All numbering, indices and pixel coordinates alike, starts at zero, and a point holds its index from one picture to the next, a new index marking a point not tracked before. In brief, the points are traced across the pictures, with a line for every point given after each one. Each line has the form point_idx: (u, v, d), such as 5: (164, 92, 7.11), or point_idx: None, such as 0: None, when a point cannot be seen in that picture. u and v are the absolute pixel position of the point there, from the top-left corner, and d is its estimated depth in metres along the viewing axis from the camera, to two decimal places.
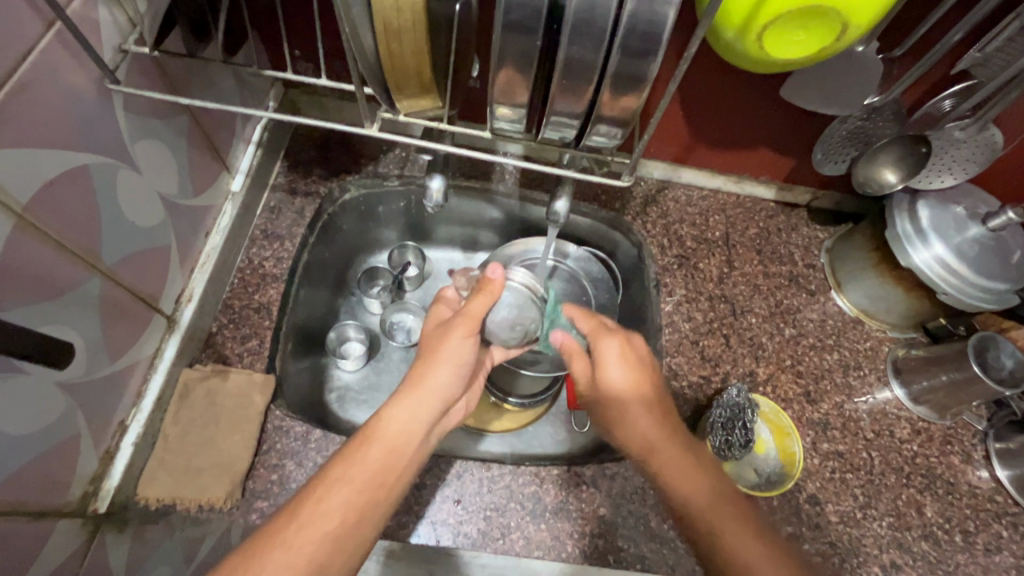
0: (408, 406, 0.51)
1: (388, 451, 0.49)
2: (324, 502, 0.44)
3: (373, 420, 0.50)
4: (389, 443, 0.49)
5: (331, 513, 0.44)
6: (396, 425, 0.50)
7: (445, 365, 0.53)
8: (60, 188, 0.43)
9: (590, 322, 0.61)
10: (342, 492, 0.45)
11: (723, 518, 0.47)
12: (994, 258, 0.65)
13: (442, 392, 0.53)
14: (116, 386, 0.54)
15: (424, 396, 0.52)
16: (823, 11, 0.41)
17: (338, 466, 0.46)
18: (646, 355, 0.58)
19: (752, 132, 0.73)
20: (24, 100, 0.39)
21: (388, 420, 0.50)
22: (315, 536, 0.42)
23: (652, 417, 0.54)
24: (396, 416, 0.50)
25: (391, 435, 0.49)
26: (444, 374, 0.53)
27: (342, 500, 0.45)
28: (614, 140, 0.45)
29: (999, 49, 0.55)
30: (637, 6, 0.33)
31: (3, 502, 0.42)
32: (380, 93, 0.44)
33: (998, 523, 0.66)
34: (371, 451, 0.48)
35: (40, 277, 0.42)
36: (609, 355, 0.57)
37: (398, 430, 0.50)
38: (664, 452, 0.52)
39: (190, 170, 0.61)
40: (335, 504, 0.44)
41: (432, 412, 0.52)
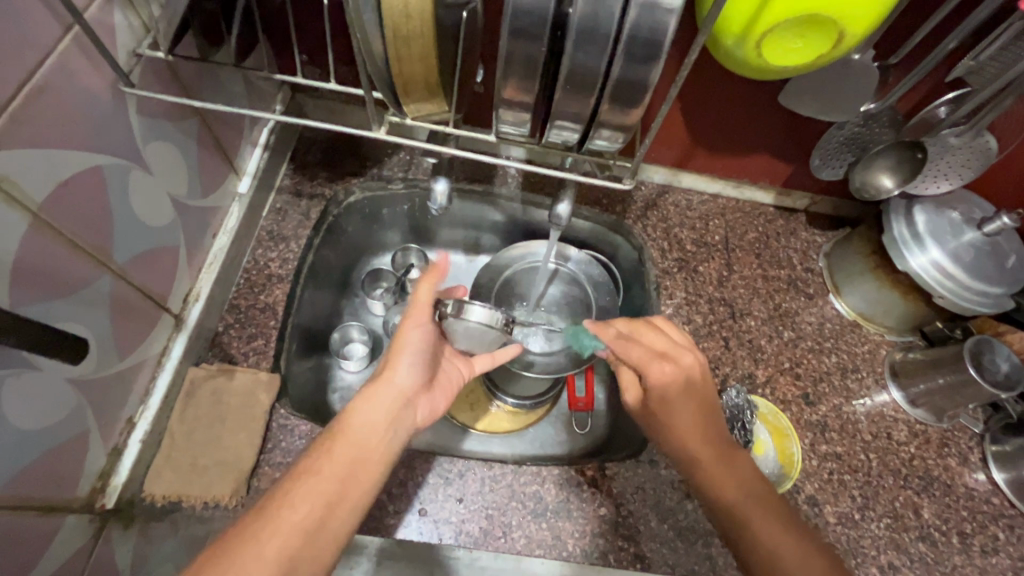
0: (372, 396, 0.51)
1: (357, 447, 0.48)
2: (294, 496, 0.44)
3: (342, 413, 0.50)
4: (359, 439, 0.49)
5: (300, 507, 0.43)
6: (364, 418, 0.50)
7: (405, 355, 0.54)
8: (76, 188, 0.44)
9: (640, 348, 0.56)
10: (310, 484, 0.45)
11: (762, 520, 0.49)
12: (990, 262, 0.66)
13: (403, 386, 0.53)
14: (125, 383, 0.55)
15: (387, 391, 0.52)
16: (820, 19, 0.43)
17: (309, 462, 0.47)
18: (696, 368, 0.56)
19: (751, 138, 0.74)
20: (43, 101, 0.40)
21: (356, 414, 0.50)
22: (282, 529, 0.42)
23: (696, 427, 0.54)
24: (363, 411, 0.50)
25: (360, 428, 0.49)
26: (405, 367, 0.54)
27: (312, 492, 0.45)
28: (616, 144, 0.46)
29: (993, 57, 0.56)
30: (639, 14, 0.34)
31: (15, 495, 0.42)
32: (389, 98, 0.45)
33: (995, 525, 0.66)
34: (341, 446, 0.48)
35: (54, 276, 0.43)
36: (660, 380, 0.54)
37: (365, 425, 0.50)
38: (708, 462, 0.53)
39: (199, 172, 0.62)
40: (303, 497, 0.44)
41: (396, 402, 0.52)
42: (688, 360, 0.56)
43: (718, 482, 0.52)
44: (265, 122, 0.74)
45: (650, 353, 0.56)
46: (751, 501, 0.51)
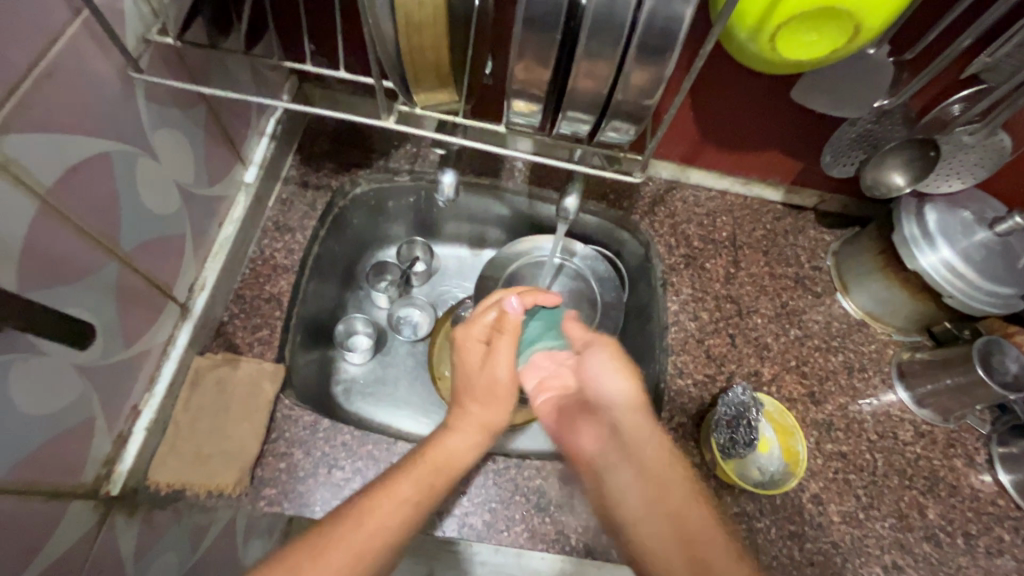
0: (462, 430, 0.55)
1: (443, 471, 0.52)
2: (384, 508, 0.47)
3: (432, 441, 0.54)
4: (449, 465, 0.52)
5: (390, 526, 0.46)
6: (454, 448, 0.54)
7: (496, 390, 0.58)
8: (83, 173, 0.44)
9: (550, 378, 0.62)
10: (400, 502, 0.48)
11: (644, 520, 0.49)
12: (1001, 262, 0.65)
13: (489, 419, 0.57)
14: (130, 370, 0.55)
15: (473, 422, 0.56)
16: (836, 12, 0.42)
17: (399, 479, 0.49)
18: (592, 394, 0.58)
19: (761, 134, 0.74)
20: (51, 85, 0.39)
21: (447, 443, 0.54)
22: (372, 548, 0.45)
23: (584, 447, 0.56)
24: (454, 443, 0.54)
25: (450, 455, 0.53)
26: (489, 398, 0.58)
27: (400, 511, 0.47)
28: (627, 136, 0.46)
29: (1009, 54, 0.55)
30: (655, 4, 0.34)
31: (21, 480, 0.42)
32: (400, 87, 0.45)
33: (1000, 527, 0.66)
34: (435, 470, 0.51)
35: (61, 261, 0.43)
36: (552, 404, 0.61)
37: (451, 455, 0.53)
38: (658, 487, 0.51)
39: (206, 161, 0.61)
40: (394, 516, 0.47)
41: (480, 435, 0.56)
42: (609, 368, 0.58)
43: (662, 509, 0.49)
44: (272, 111, 0.74)
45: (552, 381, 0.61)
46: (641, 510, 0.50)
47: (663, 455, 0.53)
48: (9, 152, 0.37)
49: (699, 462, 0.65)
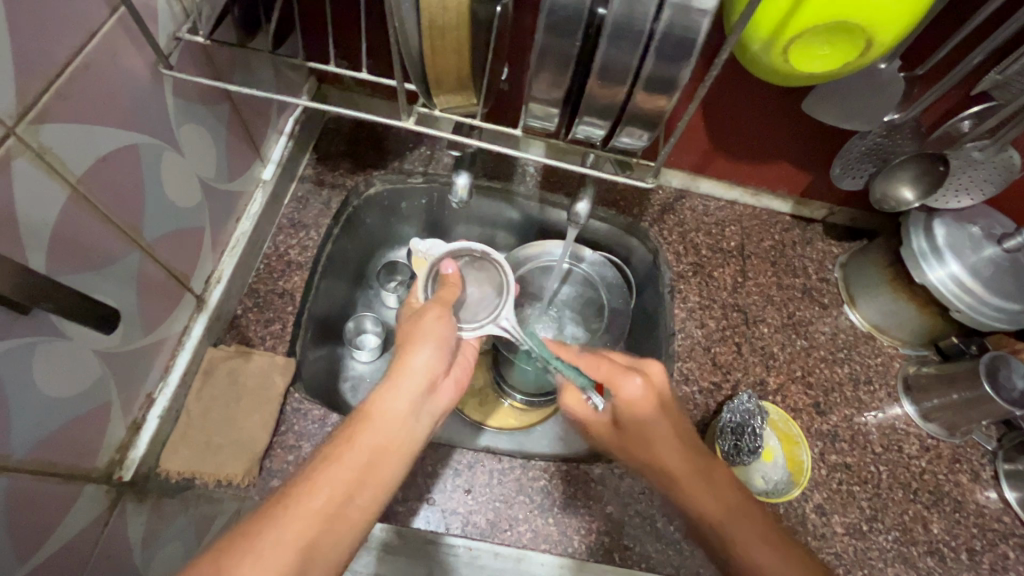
0: (395, 388, 0.49)
1: (378, 435, 0.46)
2: (317, 479, 0.42)
3: (365, 401, 0.48)
4: (380, 425, 0.47)
5: (325, 490, 0.42)
6: (386, 407, 0.48)
7: (424, 349, 0.52)
8: (111, 165, 0.45)
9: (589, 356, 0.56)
10: (331, 470, 0.43)
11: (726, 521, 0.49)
12: (1009, 278, 0.65)
13: (426, 371, 0.51)
14: (145, 359, 0.56)
15: (408, 379, 0.50)
16: (848, 27, 0.43)
17: (331, 447, 0.45)
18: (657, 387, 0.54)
19: (772, 146, 0.75)
20: (87, 78, 0.41)
21: (378, 403, 0.48)
22: (304, 517, 0.40)
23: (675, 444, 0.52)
24: (387, 401, 0.48)
25: (383, 415, 0.47)
26: (421, 355, 0.51)
27: (335, 475, 0.43)
28: (641, 141, 0.47)
29: (1020, 71, 0.56)
30: (673, 14, 0.35)
31: (36, 462, 0.43)
32: (420, 88, 0.46)
33: (1005, 544, 0.66)
34: (361, 432, 0.46)
35: (88, 249, 0.45)
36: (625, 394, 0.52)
37: (386, 414, 0.47)
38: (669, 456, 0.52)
39: (227, 156, 0.63)
40: (324, 484, 0.42)
41: (419, 391, 0.50)
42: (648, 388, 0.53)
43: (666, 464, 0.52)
44: (292, 111, 0.76)
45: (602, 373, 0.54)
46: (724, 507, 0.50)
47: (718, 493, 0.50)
48: (43, 140, 0.38)
49: None
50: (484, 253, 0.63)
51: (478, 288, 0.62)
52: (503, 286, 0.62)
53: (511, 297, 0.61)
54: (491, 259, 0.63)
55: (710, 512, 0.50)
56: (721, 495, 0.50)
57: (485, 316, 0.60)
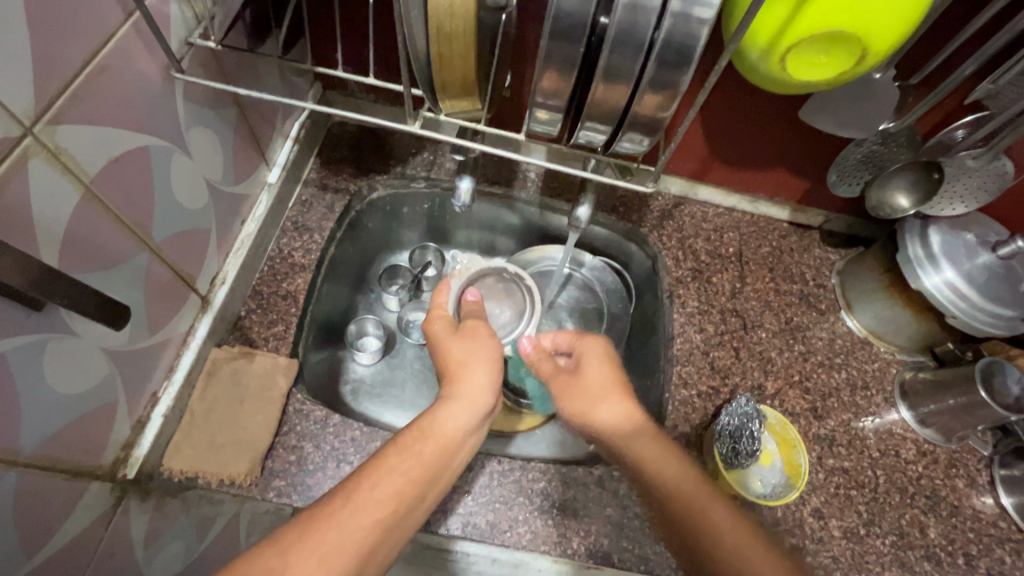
0: (460, 405, 0.52)
1: (441, 446, 0.48)
2: (378, 488, 0.43)
3: (428, 416, 0.51)
4: (447, 438, 0.49)
5: (386, 498, 0.43)
6: (450, 422, 0.51)
7: (476, 368, 0.56)
8: (122, 166, 0.46)
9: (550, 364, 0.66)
10: (394, 479, 0.44)
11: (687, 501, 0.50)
12: (1004, 284, 0.66)
13: (484, 390, 0.54)
14: (151, 358, 0.56)
15: (469, 395, 0.53)
16: (843, 36, 0.44)
17: (394, 454, 0.46)
18: (606, 373, 0.62)
19: (769, 153, 0.76)
20: (101, 80, 0.42)
21: (444, 415, 0.51)
22: (367, 522, 0.41)
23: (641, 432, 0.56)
24: (453, 416, 0.51)
25: (450, 427, 0.50)
26: (478, 375, 0.55)
27: (394, 485, 0.44)
28: (642, 146, 0.48)
29: (1010, 82, 0.57)
30: (674, 23, 0.36)
31: (43, 457, 0.44)
32: (427, 94, 0.47)
33: (1001, 549, 0.66)
34: (429, 442, 0.48)
35: (98, 248, 0.45)
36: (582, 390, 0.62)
37: (452, 428, 0.50)
38: (666, 488, 0.52)
39: (233, 159, 0.64)
40: (387, 490, 0.43)
41: (479, 409, 0.53)
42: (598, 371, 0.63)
43: (665, 504, 0.52)
44: (297, 116, 0.77)
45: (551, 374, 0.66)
46: (691, 487, 0.51)
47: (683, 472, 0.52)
48: (59, 140, 0.39)
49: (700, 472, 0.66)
50: (511, 278, 0.73)
51: (500, 307, 0.71)
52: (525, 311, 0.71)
53: (533, 320, 0.70)
54: (519, 284, 0.72)
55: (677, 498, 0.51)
56: (691, 484, 0.51)
57: (506, 334, 0.70)
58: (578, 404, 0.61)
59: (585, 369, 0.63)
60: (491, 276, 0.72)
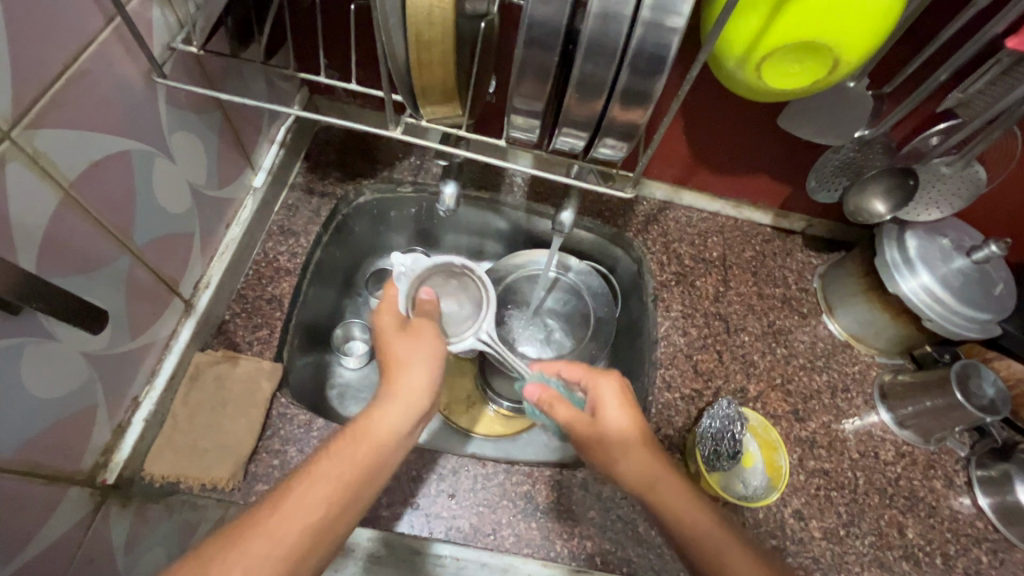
0: (394, 406, 0.50)
1: (370, 448, 0.47)
2: (304, 495, 0.43)
3: (362, 419, 0.49)
4: (379, 442, 0.48)
5: (314, 505, 0.43)
6: (383, 426, 0.49)
7: (416, 364, 0.53)
8: (104, 170, 0.46)
9: (570, 407, 0.56)
10: (321, 485, 0.44)
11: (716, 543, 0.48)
12: (978, 289, 0.67)
13: (420, 387, 0.52)
14: (132, 363, 0.56)
15: (404, 397, 0.51)
16: (817, 46, 0.45)
17: (326, 458, 0.46)
18: (626, 396, 0.56)
19: (751, 160, 0.77)
20: (82, 84, 0.42)
21: (375, 417, 0.49)
22: (296, 528, 0.41)
23: (650, 458, 0.52)
24: (387, 416, 0.49)
25: (380, 432, 0.48)
26: (416, 373, 0.53)
27: (321, 492, 0.43)
28: (620, 153, 0.48)
29: (980, 91, 0.59)
30: (645, 31, 0.36)
31: (21, 463, 0.43)
32: (407, 99, 0.47)
33: (978, 548, 0.67)
34: (359, 447, 0.47)
35: (78, 252, 0.45)
36: (608, 421, 0.54)
37: (383, 430, 0.49)
38: (686, 537, 0.49)
39: (217, 163, 0.64)
40: (317, 497, 0.43)
41: (416, 410, 0.51)
42: (611, 400, 0.55)
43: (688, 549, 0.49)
44: (283, 120, 0.77)
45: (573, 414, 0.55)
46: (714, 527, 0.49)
47: (698, 510, 0.50)
48: (37, 145, 0.39)
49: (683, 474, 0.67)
50: (462, 270, 0.67)
51: (456, 301, 0.65)
52: (481, 301, 0.65)
53: (491, 312, 0.65)
54: (472, 276, 0.66)
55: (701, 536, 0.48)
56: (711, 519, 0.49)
57: (467, 330, 0.64)
58: (594, 446, 0.54)
59: (607, 414, 0.55)
60: (438, 273, 0.65)
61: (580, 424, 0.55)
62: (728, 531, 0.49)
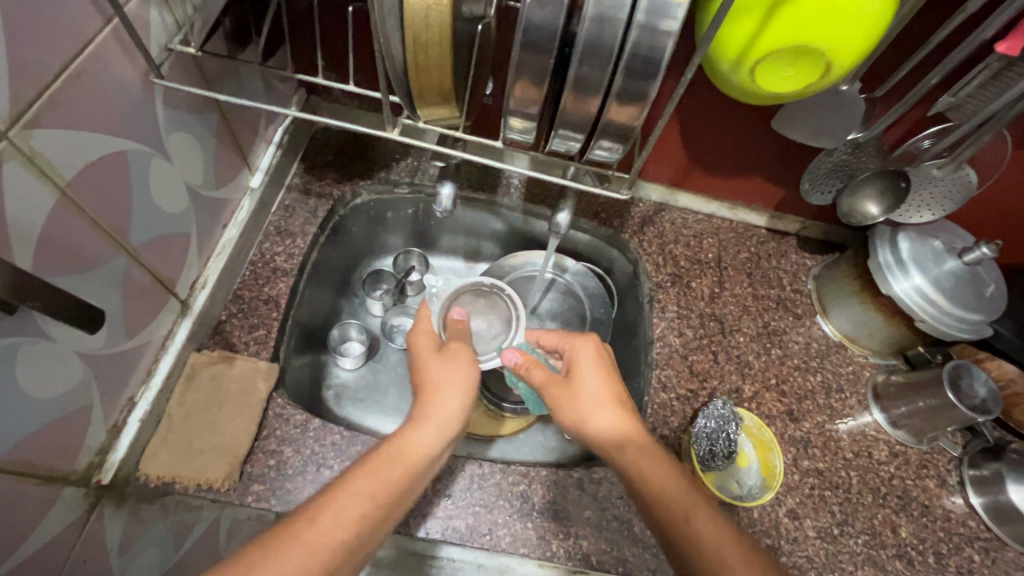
0: (430, 426, 0.51)
1: (405, 467, 0.48)
2: (341, 508, 0.43)
3: (398, 437, 0.50)
4: (414, 463, 0.48)
5: (349, 520, 0.42)
6: (419, 445, 0.50)
7: (451, 388, 0.55)
8: (100, 170, 0.46)
9: (543, 370, 0.59)
10: (359, 499, 0.44)
11: (678, 497, 0.48)
12: (969, 290, 0.68)
13: (452, 411, 0.53)
14: (127, 363, 0.56)
15: (442, 419, 0.52)
16: (810, 49, 0.46)
17: (362, 473, 0.46)
18: (606, 361, 0.58)
19: (746, 162, 0.78)
20: (79, 85, 0.42)
21: (411, 436, 0.50)
22: (332, 542, 0.41)
23: (622, 417, 0.54)
24: (423, 436, 0.50)
25: (416, 450, 0.49)
26: (451, 397, 0.54)
27: (357, 507, 0.43)
28: (615, 154, 0.49)
29: (970, 95, 0.59)
30: (640, 34, 0.37)
31: (16, 463, 0.43)
32: (405, 101, 0.47)
33: (970, 547, 0.68)
34: (396, 464, 0.47)
35: (74, 252, 0.45)
36: (582, 382, 0.56)
37: (418, 449, 0.49)
38: (651, 496, 0.48)
39: (215, 164, 0.64)
40: (352, 512, 0.43)
41: (449, 434, 0.52)
42: (589, 362, 0.57)
43: (649, 506, 0.49)
44: (280, 121, 0.77)
45: (547, 376, 0.58)
46: (679, 483, 0.49)
47: (664, 467, 0.50)
48: (34, 145, 0.39)
49: None
50: (490, 289, 0.73)
51: (486, 322, 0.71)
52: (511, 321, 0.71)
53: (518, 330, 0.70)
54: (498, 293, 0.73)
55: (664, 491, 0.48)
56: (677, 477, 0.49)
57: (493, 348, 0.69)
58: (567, 406, 0.56)
59: (578, 373, 0.57)
60: (469, 292, 0.73)
61: (553, 383, 0.58)
62: (694, 489, 0.48)
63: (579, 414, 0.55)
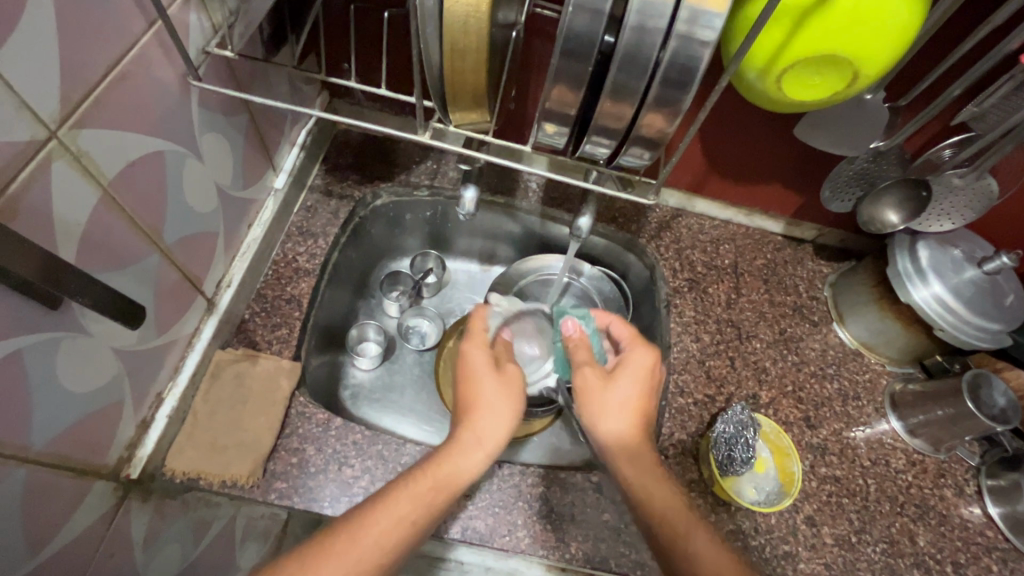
0: (469, 451, 0.50)
1: (445, 492, 0.48)
2: (377, 532, 0.45)
3: (438, 457, 0.49)
4: (452, 488, 0.49)
5: (385, 543, 0.44)
6: (457, 470, 0.49)
7: (493, 411, 0.53)
8: (139, 170, 0.47)
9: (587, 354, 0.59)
10: (394, 523, 0.45)
11: (675, 520, 0.50)
12: (989, 299, 0.68)
13: (493, 438, 0.52)
14: (157, 359, 0.57)
15: (482, 443, 0.51)
16: (836, 60, 0.46)
17: (396, 491, 0.47)
18: (653, 375, 0.57)
19: (765, 169, 0.78)
20: (123, 86, 0.43)
21: (456, 460, 0.49)
22: (366, 563, 0.43)
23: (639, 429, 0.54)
24: (464, 460, 0.50)
25: (454, 474, 0.49)
26: (494, 420, 0.52)
27: (393, 531, 0.45)
28: (644, 161, 0.50)
29: (994, 105, 0.59)
30: (678, 45, 0.38)
31: (52, 455, 0.44)
32: (438, 104, 0.48)
33: (988, 557, 0.68)
34: (435, 489, 0.48)
35: (113, 249, 0.46)
36: (617, 384, 0.55)
37: (458, 473, 0.49)
38: (644, 511, 0.51)
39: (243, 164, 0.65)
40: (388, 534, 0.45)
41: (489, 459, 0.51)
42: (640, 371, 0.56)
43: (644, 521, 0.51)
44: (303, 123, 0.78)
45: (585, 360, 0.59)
46: (681, 505, 0.51)
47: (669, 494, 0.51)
48: (81, 145, 0.40)
49: (697, 478, 0.68)
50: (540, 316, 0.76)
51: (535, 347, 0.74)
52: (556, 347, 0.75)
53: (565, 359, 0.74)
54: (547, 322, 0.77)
55: (659, 508, 0.51)
56: (677, 499, 0.52)
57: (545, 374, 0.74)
58: (590, 403, 0.56)
59: (618, 372, 0.56)
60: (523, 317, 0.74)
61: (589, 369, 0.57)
62: (694, 514, 0.51)
63: (595, 408, 0.55)
